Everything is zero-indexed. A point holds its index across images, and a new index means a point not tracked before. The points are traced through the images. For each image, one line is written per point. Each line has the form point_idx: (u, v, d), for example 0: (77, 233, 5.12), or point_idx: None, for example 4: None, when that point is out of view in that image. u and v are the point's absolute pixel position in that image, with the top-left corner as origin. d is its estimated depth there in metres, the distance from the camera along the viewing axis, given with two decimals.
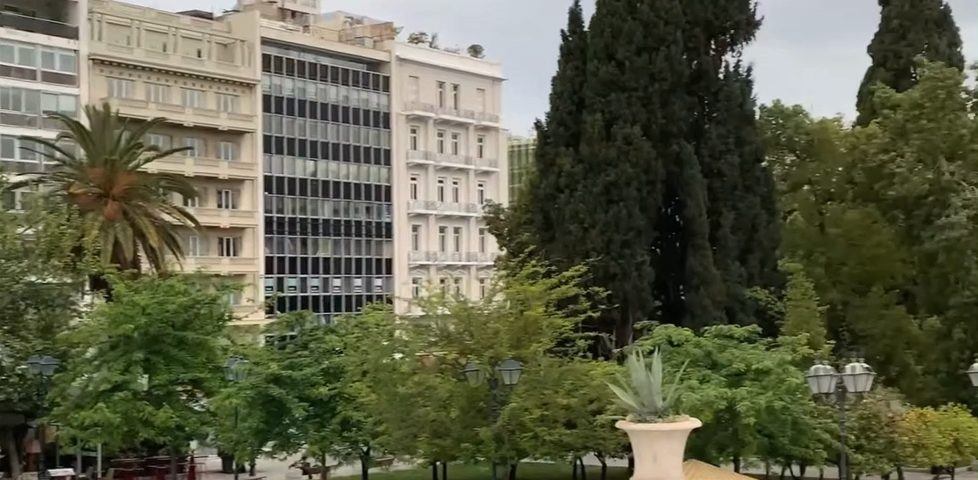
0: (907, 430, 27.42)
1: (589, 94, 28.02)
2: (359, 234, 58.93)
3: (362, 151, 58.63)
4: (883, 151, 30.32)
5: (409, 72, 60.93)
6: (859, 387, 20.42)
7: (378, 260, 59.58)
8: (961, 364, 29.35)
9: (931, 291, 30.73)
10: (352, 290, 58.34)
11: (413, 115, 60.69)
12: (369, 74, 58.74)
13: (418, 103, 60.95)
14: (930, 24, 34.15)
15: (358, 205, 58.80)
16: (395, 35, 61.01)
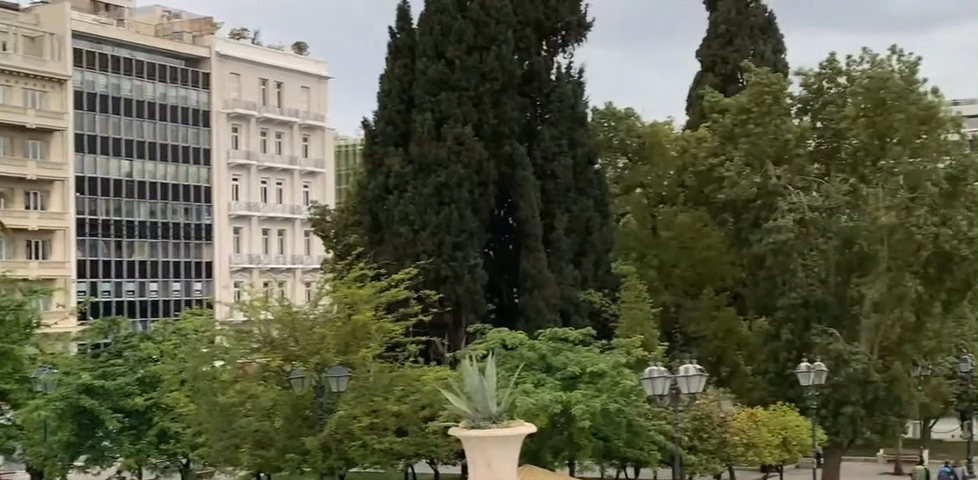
0: (739, 430, 27.69)
1: (417, 93, 27.56)
2: (176, 236, 57.23)
3: (181, 151, 56.83)
4: (712, 154, 31.08)
5: (230, 68, 59.07)
6: (692, 388, 20.47)
7: (198, 264, 57.92)
8: (788, 364, 30.56)
9: (759, 293, 31.49)
10: (169, 294, 56.93)
11: (234, 113, 58.87)
12: (187, 71, 56.59)
13: (240, 100, 59.24)
14: (756, 31, 34.93)
15: (177, 206, 57.15)
16: (214, 29, 58.58)
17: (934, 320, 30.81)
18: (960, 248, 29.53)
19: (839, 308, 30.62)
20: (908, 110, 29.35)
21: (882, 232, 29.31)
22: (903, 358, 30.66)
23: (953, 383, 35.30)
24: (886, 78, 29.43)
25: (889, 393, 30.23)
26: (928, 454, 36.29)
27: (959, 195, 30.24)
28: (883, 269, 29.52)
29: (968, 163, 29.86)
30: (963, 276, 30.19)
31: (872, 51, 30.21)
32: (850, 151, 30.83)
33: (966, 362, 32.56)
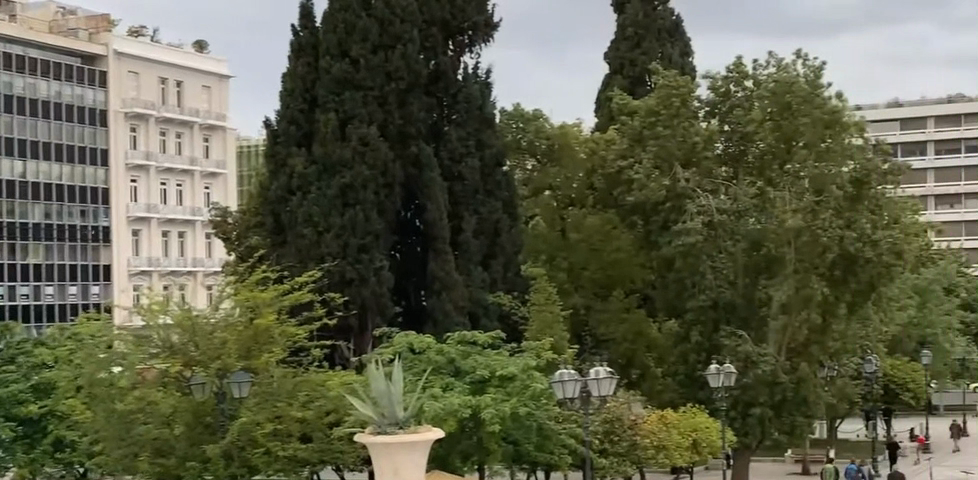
0: (651, 433, 27.45)
1: (320, 92, 27.67)
2: (74, 238, 56.52)
3: (76, 151, 55.80)
4: (621, 157, 31.12)
5: (127, 67, 57.52)
6: (603, 390, 20.47)
7: (96, 266, 57.00)
8: (699, 366, 30.67)
9: (669, 295, 31.48)
10: (65, 298, 56.12)
11: (132, 113, 57.39)
12: (83, 68, 55.35)
13: (139, 100, 57.67)
14: (663, 34, 35.16)
15: (72, 209, 56.41)
16: (112, 27, 57.33)
17: (840, 321, 31.19)
18: (863, 251, 29.48)
19: (747, 309, 30.82)
20: (813, 114, 29.80)
21: (789, 234, 29.56)
22: (810, 360, 31.32)
23: (859, 383, 35.81)
24: (791, 82, 29.75)
25: (797, 394, 30.54)
26: (834, 454, 36.74)
27: (862, 198, 30.30)
28: (791, 271, 29.86)
29: (870, 166, 30.00)
30: (867, 279, 30.04)
31: (778, 55, 30.53)
32: (756, 154, 31.25)
33: (870, 362, 33.12)
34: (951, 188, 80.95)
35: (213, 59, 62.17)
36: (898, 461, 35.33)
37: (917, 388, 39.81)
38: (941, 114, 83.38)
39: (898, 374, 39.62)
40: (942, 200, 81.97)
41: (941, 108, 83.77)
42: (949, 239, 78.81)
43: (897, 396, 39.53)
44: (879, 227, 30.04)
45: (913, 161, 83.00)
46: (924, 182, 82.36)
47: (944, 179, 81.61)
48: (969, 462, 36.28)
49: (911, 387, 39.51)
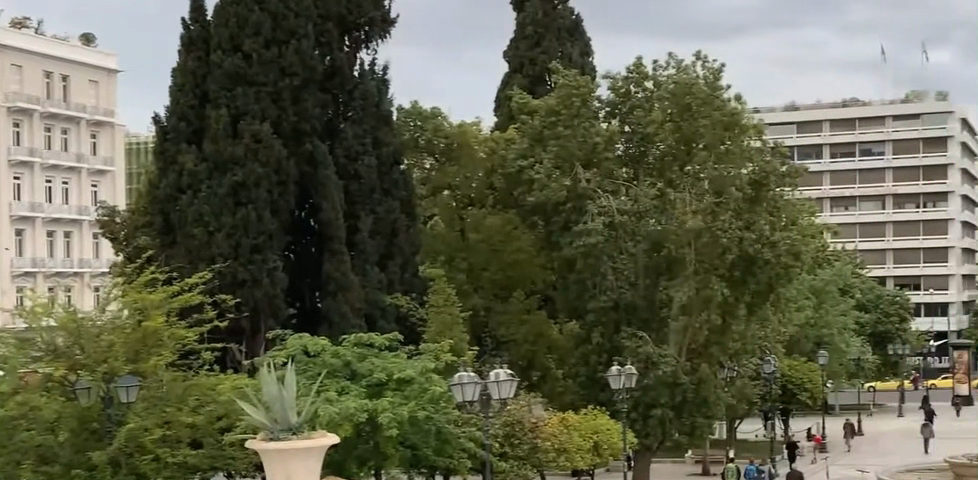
0: (553, 435, 26.95)
1: (212, 87, 26.90)
2: None
3: None
4: (521, 157, 30.85)
5: (10, 60, 54.55)
6: (500, 390, 20.00)
7: None
8: (600, 368, 30.45)
9: (569, 297, 31.27)
10: None
11: (16, 107, 54.86)
12: None
13: (21, 94, 55.11)
14: (564, 33, 35.00)
15: None
16: None
17: (739, 322, 31.36)
18: (762, 252, 29.56)
19: (648, 311, 30.73)
20: (713, 115, 29.63)
21: (689, 236, 29.48)
22: (710, 360, 31.41)
23: (758, 384, 36.03)
24: (691, 84, 29.68)
25: (697, 395, 30.39)
26: (734, 455, 36.87)
27: (760, 200, 30.31)
28: (691, 273, 29.85)
29: (769, 168, 30.03)
30: (766, 279, 30.14)
31: (677, 56, 30.48)
32: (657, 156, 31.12)
33: (769, 363, 33.32)
34: (846, 191, 83.09)
35: (97, 52, 60.05)
36: (796, 460, 35.57)
37: (815, 389, 40.07)
38: (836, 117, 84.92)
39: (795, 374, 40.07)
40: (837, 202, 84.12)
41: (835, 111, 85.25)
42: (844, 241, 81.11)
43: (795, 396, 39.87)
44: (777, 228, 30.24)
45: (809, 164, 84.51)
46: (819, 185, 84.27)
47: (840, 182, 83.58)
48: (865, 461, 36.74)
49: (808, 388, 39.89)
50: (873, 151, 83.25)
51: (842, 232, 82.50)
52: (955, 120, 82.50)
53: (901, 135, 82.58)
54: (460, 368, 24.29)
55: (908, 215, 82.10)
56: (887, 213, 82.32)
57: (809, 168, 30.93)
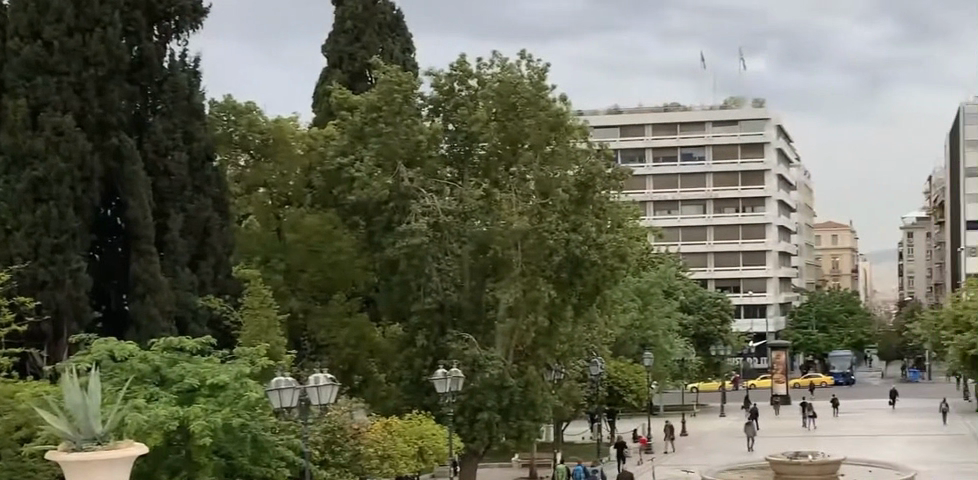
0: (376, 442, 25.41)
1: (8, 76, 25.05)
2: None
3: None
4: (341, 154, 30.18)
5: None
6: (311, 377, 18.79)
7: None
8: (425, 371, 29.49)
9: (392, 298, 30.47)
10: None
11: None
12: None
13: None
14: (383, 28, 34.90)
15: None
16: None
17: (566, 324, 30.88)
18: (588, 254, 28.94)
19: (474, 313, 30.29)
20: (538, 116, 29.07)
21: (515, 237, 28.90)
22: (537, 363, 30.91)
23: (583, 386, 35.96)
24: (515, 83, 29.07)
25: (525, 398, 29.87)
26: (559, 457, 36.65)
27: (586, 201, 29.61)
28: (518, 275, 29.29)
29: (594, 170, 29.35)
30: (592, 279, 29.46)
31: (501, 55, 30.08)
32: (482, 155, 30.51)
33: (596, 365, 32.81)
34: (668, 195, 85.42)
35: None
36: (624, 461, 35.62)
37: (639, 389, 40.48)
38: (658, 122, 86.48)
39: (621, 375, 40.27)
40: (661, 206, 86.07)
41: (657, 115, 86.86)
42: (668, 243, 83.17)
43: (621, 397, 40.08)
44: (603, 231, 29.78)
45: (633, 168, 86.53)
46: (643, 189, 86.42)
47: (661, 186, 85.96)
48: (688, 461, 37.14)
49: (634, 389, 40.17)
50: (694, 156, 85.63)
51: (665, 236, 84.92)
52: (771, 126, 85.29)
53: (721, 140, 84.81)
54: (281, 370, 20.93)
55: (728, 219, 84.73)
56: (707, 217, 84.83)
57: (633, 171, 30.48)
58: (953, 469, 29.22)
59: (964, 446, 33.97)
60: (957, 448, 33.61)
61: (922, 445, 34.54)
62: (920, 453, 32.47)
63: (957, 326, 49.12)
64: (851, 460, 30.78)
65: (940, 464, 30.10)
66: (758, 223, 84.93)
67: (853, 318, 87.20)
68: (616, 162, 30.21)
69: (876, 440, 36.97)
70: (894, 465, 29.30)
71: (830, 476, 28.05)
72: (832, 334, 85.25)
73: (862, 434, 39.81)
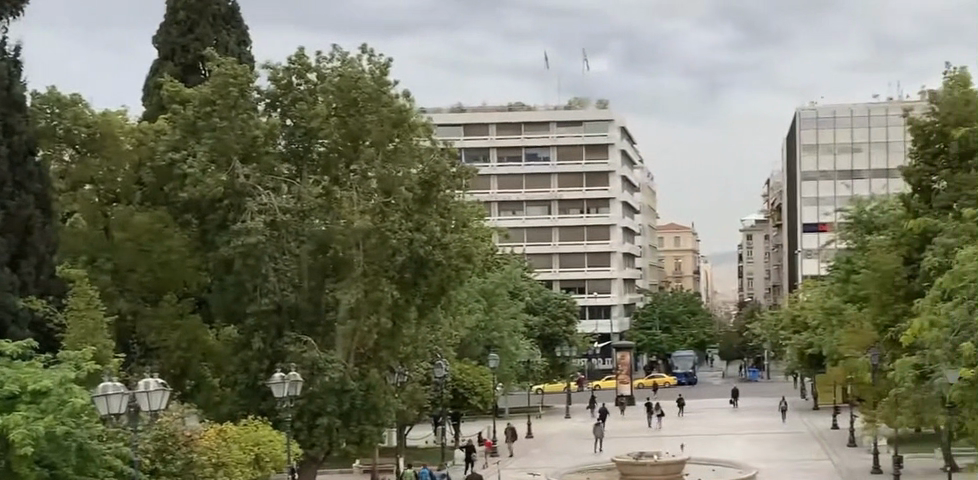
0: (209, 447, 22.45)
1: None
2: None
3: None
4: (172, 149, 28.63)
5: None
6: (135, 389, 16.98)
7: None
8: (262, 375, 28.26)
9: (227, 299, 28.96)
10: None
11: None
12: None
13: None
14: (218, 20, 33.84)
15: None
16: None
17: (409, 325, 29.53)
18: (433, 254, 28.27)
19: (313, 314, 29.11)
20: (381, 112, 28.27)
21: (356, 237, 27.83)
22: (380, 365, 29.70)
23: (428, 389, 35.26)
24: (356, 77, 28.21)
25: (366, 401, 28.79)
26: (401, 461, 35.83)
27: (431, 200, 28.92)
28: (358, 275, 28.02)
29: (439, 168, 28.71)
30: (437, 281, 28.63)
31: (342, 49, 29.18)
32: (321, 151, 29.46)
33: (441, 367, 32.11)
34: (512, 196, 85.57)
35: None
36: (474, 464, 34.95)
37: (485, 391, 40.40)
38: (503, 121, 85.99)
39: (466, 378, 40.04)
40: (505, 206, 86.13)
41: (500, 114, 86.36)
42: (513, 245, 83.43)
43: (466, 400, 39.90)
44: (447, 230, 29.09)
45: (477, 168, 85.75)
46: (487, 189, 86.22)
47: (506, 186, 85.98)
48: (533, 463, 36.82)
49: (479, 391, 40.13)
50: (539, 156, 85.74)
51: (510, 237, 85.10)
52: (615, 127, 86.36)
53: (565, 141, 85.31)
54: (111, 371, 18.19)
55: (573, 220, 85.66)
56: (552, 218, 85.38)
57: (477, 169, 29.93)
58: (790, 466, 29.63)
59: (802, 443, 34.62)
60: (794, 445, 34.22)
61: (762, 443, 35.04)
62: (759, 451, 32.92)
63: (795, 326, 50.39)
64: (695, 459, 30.92)
65: (779, 461, 30.47)
66: (602, 225, 86.20)
67: (695, 319, 89.11)
68: (460, 160, 29.74)
69: (718, 439, 37.41)
70: (735, 464, 29.53)
71: (675, 476, 28.10)
72: (675, 335, 86.95)
73: (704, 433, 40.29)
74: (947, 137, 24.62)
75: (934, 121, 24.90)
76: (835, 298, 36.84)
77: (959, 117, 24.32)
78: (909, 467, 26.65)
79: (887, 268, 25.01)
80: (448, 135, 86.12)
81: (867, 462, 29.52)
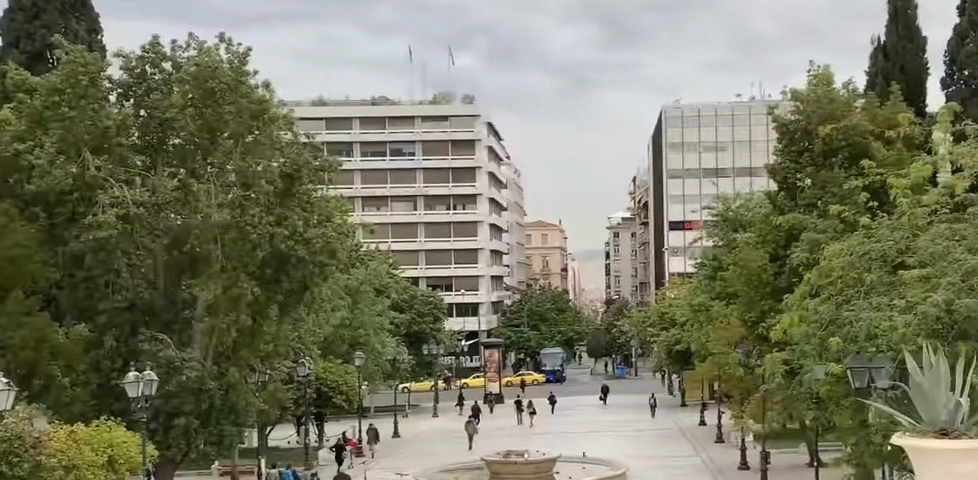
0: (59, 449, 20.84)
1: None
2: None
3: None
4: (17, 140, 26.97)
5: None
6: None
7: None
8: (114, 375, 27.01)
9: (77, 297, 27.46)
10: None
11: None
12: None
13: None
14: (67, 8, 32.26)
15: None
16: None
17: (270, 323, 28.82)
18: (294, 249, 27.29)
19: (169, 312, 27.82)
20: (239, 103, 26.89)
21: (214, 230, 26.17)
22: (240, 364, 28.50)
23: (291, 388, 34.25)
24: (213, 67, 26.43)
25: (225, 401, 27.74)
26: (264, 463, 34.73)
27: (291, 194, 27.93)
28: (217, 271, 26.77)
29: (301, 160, 27.68)
30: (300, 277, 27.83)
31: (199, 38, 27.91)
32: (177, 144, 27.81)
33: (304, 366, 30.98)
34: (377, 191, 84.59)
35: None
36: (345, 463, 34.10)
37: (350, 390, 39.57)
38: (365, 115, 85.50)
39: (330, 376, 39.18)
40: (369, 202, 85.12)
41: (363, 108, 85.75)
42: (378, 241, 82.56)
43: (330, 398, 39.13)
44: (310, 225, 28.00)
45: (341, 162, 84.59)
46: (351, 184, 84.98)
47: (370, 181, 85.00)
48: (400, 463, 36.10)
49: (344, 389, 39.36)
50: (403, 151, 84.99)
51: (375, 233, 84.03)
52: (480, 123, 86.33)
53: (429, 136, 85.10)
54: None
55: (438, 216, 85.26)
56: (417, 214, 84.94)
57: (342, 162, 29.11)
58: (659, 463, 29.62)
59: (670, 440, 34.75)
60: (663, 442, 34.30)
61: (632, 440, 35.04)
62: (628, 448, 32.88)
63: (663, 323, 50.73)
64: (565, 456, 30.65)
65: (648, 458, 30.47)
66: (470, 221, 85.81)
67: (564, 316, 89.60)
68: (323, 153, 28.90)
69: (589, 436, 37.34)
70: (606, 462, 29.31)
71: (546, 475, 27.69)
72: (544, 332, 87.27)
73: (574, 431, 40.15)
74: (812, 134, 24.73)
75: (799, 118, 25.02)
76: (702, 295, 37.07)
77: (823, 114, 24.45)
78: (776, 462, 26.85)
79: (754, 265, 25.04)
80: (310, 129, 84.77)
81: (734, 458, 29.70)
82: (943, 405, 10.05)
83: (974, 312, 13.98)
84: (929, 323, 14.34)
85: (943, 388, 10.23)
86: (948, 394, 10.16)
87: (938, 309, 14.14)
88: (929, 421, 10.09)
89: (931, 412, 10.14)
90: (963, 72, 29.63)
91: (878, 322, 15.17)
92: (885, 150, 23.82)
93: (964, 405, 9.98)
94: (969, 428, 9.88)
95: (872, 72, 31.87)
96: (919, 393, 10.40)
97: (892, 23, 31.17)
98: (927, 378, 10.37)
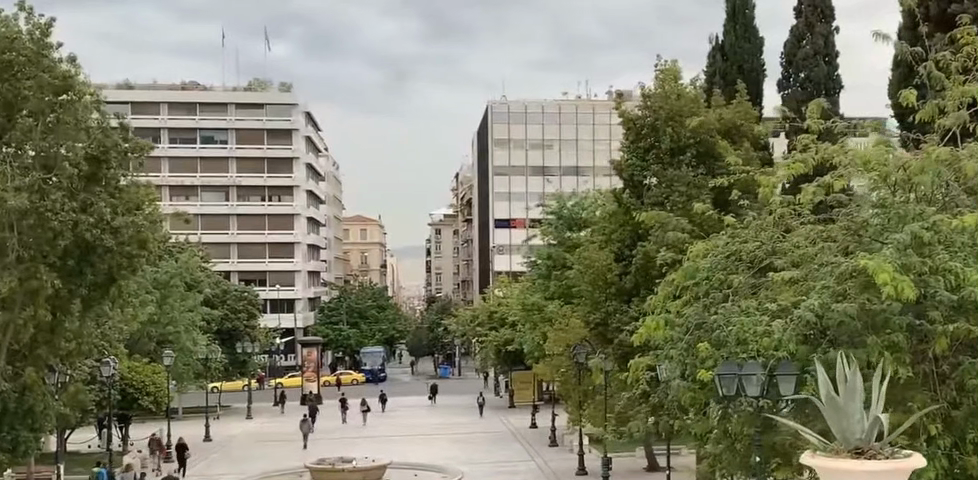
0: None
1: None
2: None
3: None
4: None
5: None
6: None
7: None
8: None
9: None
10: None
11: None
12: None
13: None
14: None
15: None
16: None
17: (72, 319, 25.56)
18: (101, 239, 23.94)
19: None
20: (40, 77, 23.55)
21: (9, 217, 22.74)
22: (37, 364, 25.44)
23: (94, 388, 31.60)
24: (11, 38, 23.34)
25: (20, 406, 24.78)
26: (64, 471, 31.71)
27: (97, 179, 24.48)
28: (11, 262, 23.56)
29: (109, 142, 24.16)
30: (106, 270, 24.55)
31: None
32: None
33: (108, 365, 28.38)
34: (186, 180, 81.07)
35: None
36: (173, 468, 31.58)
37: (157, 391, 37.20)
38: (173, 101, 81.33)
39: (136, 377, 36.62)
40: (176, 191, 81.73)
41: (171, 93, 81.49)
42: (187, 232, 78.99)
43: (136, 400, 36.46)
44: (119, 213, 24.56)
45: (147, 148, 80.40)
46: (158, 172, 80.92)
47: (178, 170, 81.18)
48: (216, 469, 33.85)
49: (150, 391, 36.84)
50: (215, 139, 81.84)
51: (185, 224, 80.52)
52: (297, 112, 83.65)
53: (243, 124, 81.90)
54: None
55: (253, 208, 82.28)
56: (230, 205, 81.68)
57: (153, 143, 25.55)
58: (493, 468, 28.60)
59: (502, 444, 33.75)
60: (495, 445, 33.31)
61: (462, 445, 33.91)
62: (461, 453, 31.75)
63: (492, 322, 49.75)
64: (395, 463, 29.31)
65: (481, 463, 29.46)
66: (286, 214, 83.18)
67: (384, 314, 88.02)
68: (132, 135, 25.42)
69: (418, 440, 36.15)
70: (439, 468, 28.06)
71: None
72: (362, 330, 85.50)
73: (402, 434, 38.77)
74: (659, 131, 24.00)
75: (645, 114, 24.28)
76: (535, 295, 36.33)
77: (671, 110, 23.79)
78: (613, 468, 26.18)
79: (599, 265, 24.53)
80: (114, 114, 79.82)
81: (571, 463, 28.99)
82: (858, 422, 8.83)
83: (849, 318, 13.12)
84: (803, 328, 13.41)
85: (857, 401, 8.94)
86: (861, 408, 8.93)
87: (812, 313, 13.24)
88: (842, 438, 8.87)
89: (845, 428, 8.89)
90: (799, 75, 29.81)
91: (748, 326, 14.26)
92: (733, 151, 23.39)
93: (881, 422, 8.80)
94: (883, 448, 8.76)
95: (710, 72, 31.86)
96: (830, 410, 9.08)
97: (731, 23, 30.83)
98: (841, 394, 9.02)
